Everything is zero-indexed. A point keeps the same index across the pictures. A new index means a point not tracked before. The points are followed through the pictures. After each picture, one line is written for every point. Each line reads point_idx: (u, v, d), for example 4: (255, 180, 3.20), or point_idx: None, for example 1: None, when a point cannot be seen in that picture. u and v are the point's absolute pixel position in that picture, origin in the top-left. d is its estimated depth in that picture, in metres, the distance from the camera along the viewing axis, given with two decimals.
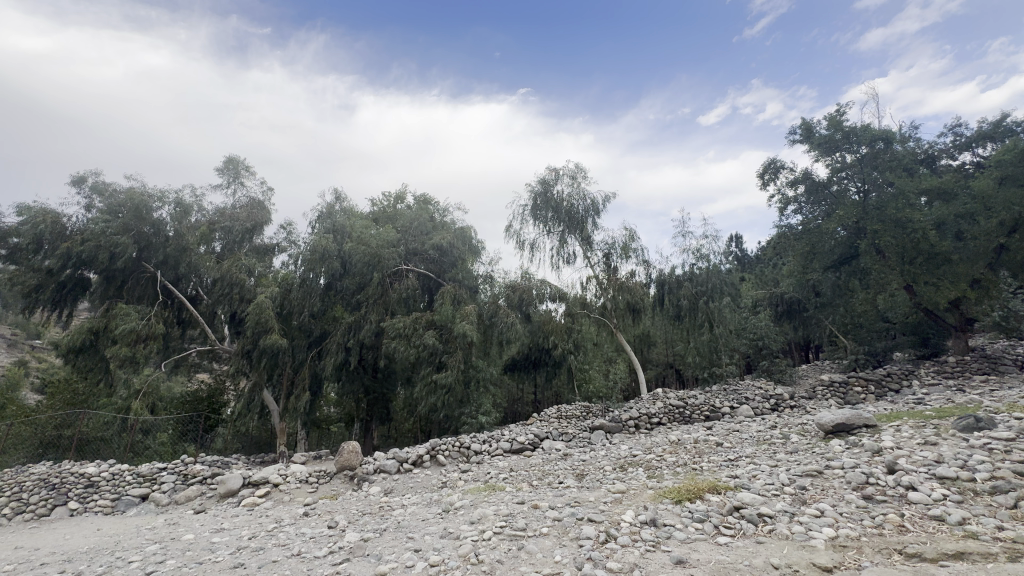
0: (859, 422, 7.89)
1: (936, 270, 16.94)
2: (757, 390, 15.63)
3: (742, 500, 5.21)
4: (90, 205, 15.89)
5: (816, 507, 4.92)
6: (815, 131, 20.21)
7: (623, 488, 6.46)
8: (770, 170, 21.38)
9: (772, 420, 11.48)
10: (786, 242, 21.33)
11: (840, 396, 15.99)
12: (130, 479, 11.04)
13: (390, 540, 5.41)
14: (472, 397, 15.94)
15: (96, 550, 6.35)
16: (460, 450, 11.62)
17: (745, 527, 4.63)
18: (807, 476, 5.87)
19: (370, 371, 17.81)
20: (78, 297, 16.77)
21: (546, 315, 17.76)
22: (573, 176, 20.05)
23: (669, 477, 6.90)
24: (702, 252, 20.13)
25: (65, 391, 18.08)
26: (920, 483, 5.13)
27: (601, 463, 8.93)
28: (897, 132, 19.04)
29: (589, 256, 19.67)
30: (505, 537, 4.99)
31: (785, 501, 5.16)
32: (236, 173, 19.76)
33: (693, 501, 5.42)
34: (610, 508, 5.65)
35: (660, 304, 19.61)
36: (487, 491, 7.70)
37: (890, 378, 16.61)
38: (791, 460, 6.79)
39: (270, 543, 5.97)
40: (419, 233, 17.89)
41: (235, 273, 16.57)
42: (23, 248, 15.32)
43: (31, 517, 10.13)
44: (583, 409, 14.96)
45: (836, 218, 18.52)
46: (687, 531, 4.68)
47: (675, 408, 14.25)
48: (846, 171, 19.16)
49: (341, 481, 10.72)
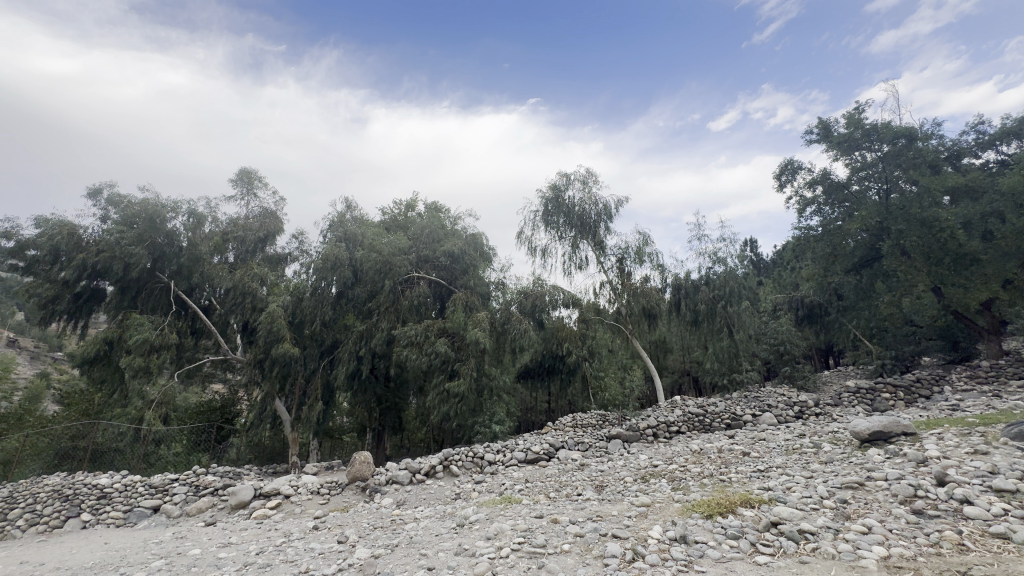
0: (897, 430, 7.39)
1: (965, 270, 16.25)
2: (780, 397, 15.04)
3: (779, 515, 4.81)
4: (107, 217, 16.08)
5: (863, 523, 4.51)
6: (832, 130, 19.80)
7: (647, 501, 6.09)
8: (786, 170, 20.95)
9: (798, 428, 11.00)
10: (805, 244, 20.85)
11: (867, 402, 15.33)
12: (142, 490, 10.90)
13: (402, 557, 5.12)
14: (485, 405, 15.69)
15: (101, 566, 6.16)
16: (473, 460, 11.32)
17: (785, 545, 4.25)
18: (846, 488, 5.46)
19: (382, 380, 17.63)
20: (94, 308, 16.89)
21: (560, 321, 17.50)
22: (584, 181, 19.83)
23: (696, 489, 6.50)
24: (719, 256, 19.76)
25: (82, 402, 18.23)
26: (977, 497, 4.68)
27: (621, 474, 8.56)
28: (920, 129, 18.40)
29: (602, 261, 19.35)
30: (523, 555, 4.67)
31: (827, 516, 4.76)
32: (249, 183, 19.90)
33: (726, 515, 5.05)
34: (634, 523, 5.28)
35: (676, 309, 19.10)
36: (502, 503, 7.38)
37: (920, 385, 15.91)
38: (827, 471, 6.36)
39: (278, 559, 5.71)
40: (429, 241, 17.66)
41: (247, 282, 16.56)
42: (41, 260, 15.50)
43: (44, 529, 10.03)
44: (599, 417, 14.44)
45: (858, 218, 18.06)
46: (722, 549, 4.32)
47: (694, 416, 13.78)
48: (867, 170, 18.75)
49: (353, 493, 10.49)
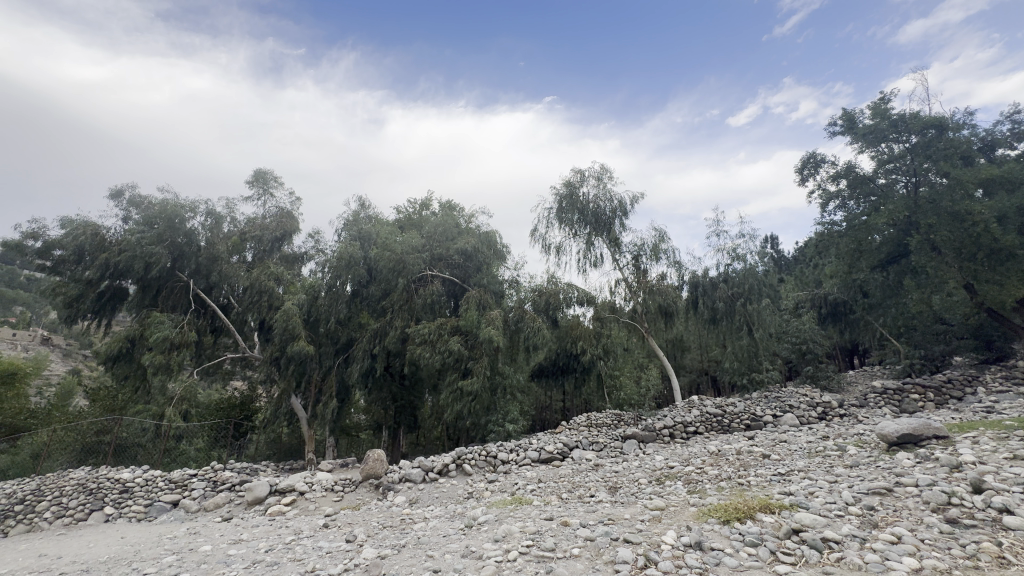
0: (928, 433, 7.03)
1: (1000, 266, 15.54)
2: (803, 397, 14.55)
3: (801, 522, 4.57)
4: (128, 218, 16.46)
5: (892, 532, 4.25)
6: (857, 122, 19.12)
7: (662, 504, 5.88)
8: (809, 164, 20.32)
9: (823, 430, 10.63)
10: (829, 241, 20.30)
11: (895, 404, 14.76)
12: (162, 484, 11.08)
13: (409, 558, 5.02)
14: (499, 404, 15.59)
15: (115, 561, 6.22)
16: (486, 459, 11.22)
17: (808, 554, 4.02)
18: (874, 494, 5.17)
19: (396, 379, 17.68)
20: (117, 306, 17.28)
21: (574, 319, 17.28)
22: (598, 177, 19.55)
23: (712, 493, 6.27)
24: (738, 252, 19.33)
25: (108, 399, 18.73)
26: (1018, 505, 4.36)
27: (636, 475, 8.35)
28: (952, 118, 17.61)
29: (617, 258, 19.05)
30: (531, 559, 4.52)
31: (854, 524, 4.50)
32: (266, 184, 20.17)
33: (744, 521, 4.83)
34: (648, 527, 5.09)
35: (694, 306, 18.71)
36: (512, 504, 7.24)
37: (951, 386, 15.27)
38: (852, 475, 6.06)
39: (286, 558, 5.67)
40: (443, 239, 17.60)
41: (264, 281, 16.75)
42: (66, 260, 15.93)
43: (69, 522, 10.28)
44: (614, 417, 14.20)
45: (885, 213, 17.43)
46: (740, 557, 4.11)
47: (712, 417, 13.45)
48: (894, 163, 18.10)
49: (366, 490, 10.49)
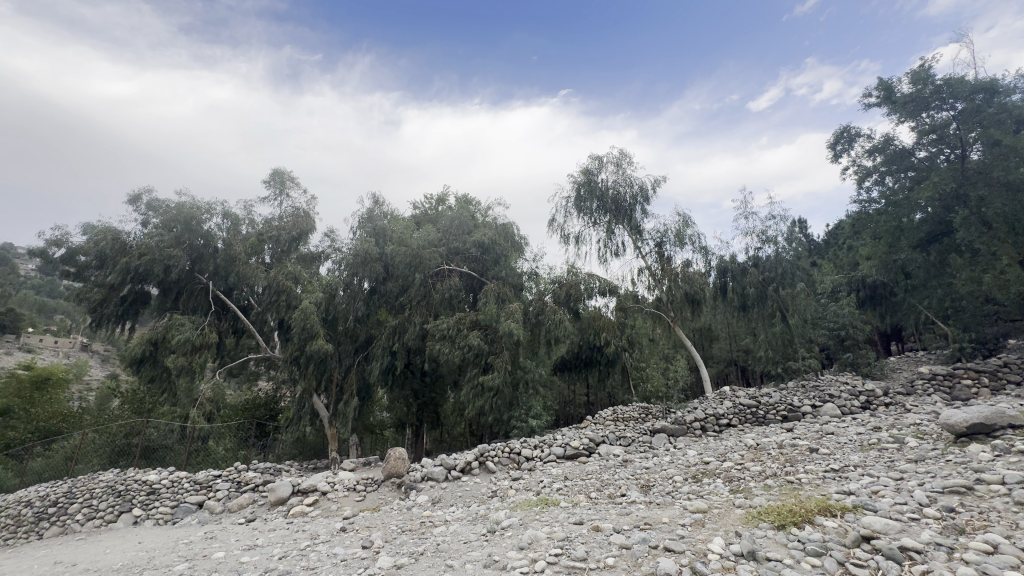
0: (1003, 422, 6.26)
1: None
2: (843, 386, 13.66)
3: (871, 528, 3.97)
4: (148, 222, 16.56)
5: (985, 539, 3.62)
6: (896, 91, 17.92)
7: (703, 506, 5.31)
8: (843, 138, 19.18)
9: (872, 420, 9.84)
10: (866, 220, 19.17)
11: (945, 391, 13.79)
12: (187, 486, 10.98)
13: (426, 568, 4.61)
14: (522, 399, 15.03)
15: (128, 568, 6.02)
16: (510, 456, 10.79)
17: (884, 566, 3.44)
18: (952, 494, 4.52)
19: (417, 375, 17.42)
20: (140, 310, 17.44)
21: (597, 311, 16.62)
22: (617, 163, 18.84)
23: (759, 493, 5.67)
24: (768, 235, 18.45)
25: (137, 401, 19.02)
26: None
27: (670, 472, 7.81)
28: (1005, 80, 16.25)
29: (639, 246, 18.36)
30: (560, 571, 4.04)
31: (934, 530, 3.88)
32: (282, 184, 20.11)
33: (801, 527, 4.25)
34: (690, 533, 4.55)
35: (722, 294, 17.89)
36: (539, 505, 6.77)
37: (1008, 369, 14.13)
38: (921, 472, 5.37)
39: (299, 566, 5.33)
40: (459, 232, 17.12)
41: (282, 281, 16.55)
42: (90, 266, 16.17)
43: (99, 524, 10.28)
44: (642, 411, 13.66)
45: (929, 186, 16.28)
46: (802, 569, 3.55)
47: (746, 408, 12.74)
48: (938, 132, 16.90)
49: (388, 490, 10.19)
